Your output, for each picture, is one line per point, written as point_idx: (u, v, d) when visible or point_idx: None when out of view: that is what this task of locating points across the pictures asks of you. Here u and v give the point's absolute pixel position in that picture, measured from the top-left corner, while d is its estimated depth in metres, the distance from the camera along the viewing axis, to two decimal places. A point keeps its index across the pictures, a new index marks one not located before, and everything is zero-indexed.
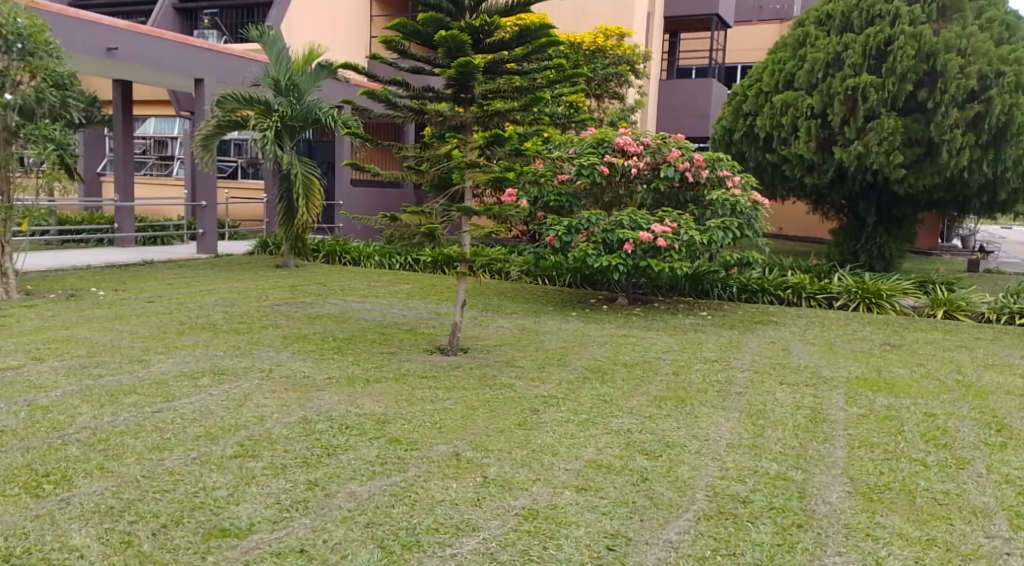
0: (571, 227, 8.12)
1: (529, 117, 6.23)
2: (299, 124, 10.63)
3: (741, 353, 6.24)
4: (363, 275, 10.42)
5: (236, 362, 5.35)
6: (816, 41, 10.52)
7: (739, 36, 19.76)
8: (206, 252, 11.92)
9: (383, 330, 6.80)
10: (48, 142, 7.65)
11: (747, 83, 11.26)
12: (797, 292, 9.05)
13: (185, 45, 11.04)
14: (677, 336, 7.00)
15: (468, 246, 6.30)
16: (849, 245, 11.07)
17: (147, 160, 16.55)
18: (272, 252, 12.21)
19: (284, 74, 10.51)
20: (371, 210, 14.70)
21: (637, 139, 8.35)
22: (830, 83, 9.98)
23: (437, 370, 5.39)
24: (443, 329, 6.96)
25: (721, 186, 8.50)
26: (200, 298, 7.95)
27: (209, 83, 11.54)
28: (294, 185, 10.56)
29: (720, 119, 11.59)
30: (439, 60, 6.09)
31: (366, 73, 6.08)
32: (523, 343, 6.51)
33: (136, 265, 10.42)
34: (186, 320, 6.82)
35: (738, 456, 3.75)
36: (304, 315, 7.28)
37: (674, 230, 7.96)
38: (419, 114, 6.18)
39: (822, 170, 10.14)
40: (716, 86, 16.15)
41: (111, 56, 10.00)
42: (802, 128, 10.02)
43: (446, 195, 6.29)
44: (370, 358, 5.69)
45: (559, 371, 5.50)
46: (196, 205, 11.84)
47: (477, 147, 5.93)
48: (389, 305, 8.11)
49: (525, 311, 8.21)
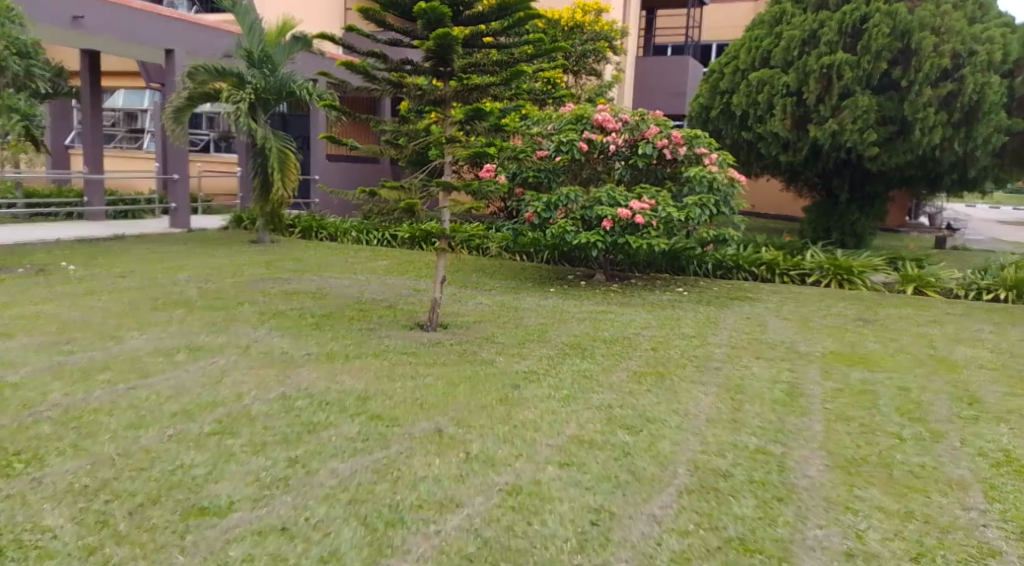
0: (550, 204, 8.10)
1: (508, 92, 6.16)
2: (273, 97, 10.44)
3: (718, 329, 6.28)
4: (340, 251, 10.32)
5: (212, 339, 5.27)
6: (793, 18, 10.52)
7: (714, 13, 19.74)
8: (179, 227, 11.73)
9: (362, 306, 6.75)
10: (14, 113, 7.52)
11: (724, 60, 11.27)
12: (771, 269, 9.12)
13: (154, 15, 10.76)
14: (655, 312, 7.03)
15: (447, 222, 6.23)
16: (822, 221, 11.17)
17: (116, 133, 16.21)
18: (246, 227, 12.04)
19: (257, 46, 10.29)
20: (347, 184, 14.54)
21: (616, 115, 8.33)
22: (807, 60, 9.99)
23: (417, 346, 5.35)
24: (422, 304, 6.92)
25: (699, 163, 8.45)
26: (173, 274, 7.82)
27: (180, 55, 11.26)
28: (268, 160, 10.38)
29: (697, 96, 11.60)
30: (417, 32, 5.98)
31: (342, 45, 5.96)
32: (502, 319, 6.50)
33: (106, 240, 10.22)
34: (159, 296, 6.70)
35: (718, 430, 3.76)
36: (280, 291, 7.20)
37: (652, 207, 7.96)
38: (397, 88, 6.08)
39: (798, 147, 10.17)
40: (693, 63, 16.15)
41: (77, 25, 9.70)
42: (779, 105, 10.02)
43: (425, 171, 6.22)
44: (349, 334, 5.64)
45: (538, 347, 5.49)
46: (167, 178, 11.62)
47: (456, 122, 5.88)
48: (366, 281, 8.04)
49: (504, 287, 8.18)
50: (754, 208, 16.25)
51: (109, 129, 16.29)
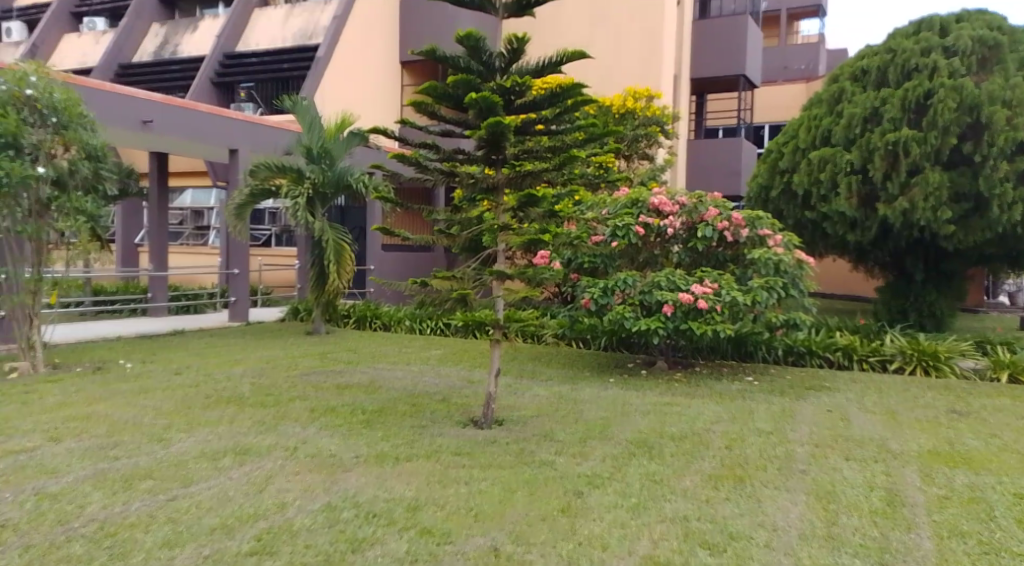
0: (607, 289, 7.81)
1: (562, 177, 6.04)
2: (330, 191, 10.57)
3: (796, 423, 5.81)
4: (394, 340, 10.17)
5: (260, 440, 5.05)
6: (853, 96, 10.28)
7: (766, 95, 19.67)
8: (238, 319, 11.77)
9: (414, 399, 6.49)
10: (80, 215, 7.63)
11: (783, 140, 11.06)
12: (847, 354, 8.60)
13: (220, 116, 11.11)
14: (725, 404, 6.58)
15: (502, 311, 5.95)
16: (897, 302, 10.62)
17: (184, 231, 16.66)
18: (303, 318, 12.04)
19: (316, 142, 10.51)
20: (401, 274, 14.56)
21: (672, 198, 8.09)
22: (871, 137, 9.68)
23: (472, 446, 5.02)
24: (477, 397, 6.64)
25: (762, 245, 8.11)
26: (226, 368, 7.72)
27: (243, 153, 11.56)
28: (324, 251, 10.43)
29: (756, 176, 11.34)
30: (470, 121, 5.90)
31: (396, 137, 5.91)
32: (562, 412, 6.15)
33: (165, 334, 10.28)
34: (211, 393, 6.56)
35: (813, 550, 3.41)
36: (332, 385, 6.99)
37: (715, 291, 7.60)
38: (449, 177, 6.01)
39: (866, 227, 9.74)
40: (746, 144, 15.98)
41: (146, 128, 10.05)
42: (843, 183, 9.68)
43: (478, 259, 6.04)
44: (401, 432, 5.35)
45: (601, 446, 5.11)
46: (227, 271, 11.78)
47: (510, 210, 5.79)
48: (420, 372, 7.80)
49: (561, 377, 7.84)
50: (827, 290, 15.70)
51: (178, 227, 16.75)
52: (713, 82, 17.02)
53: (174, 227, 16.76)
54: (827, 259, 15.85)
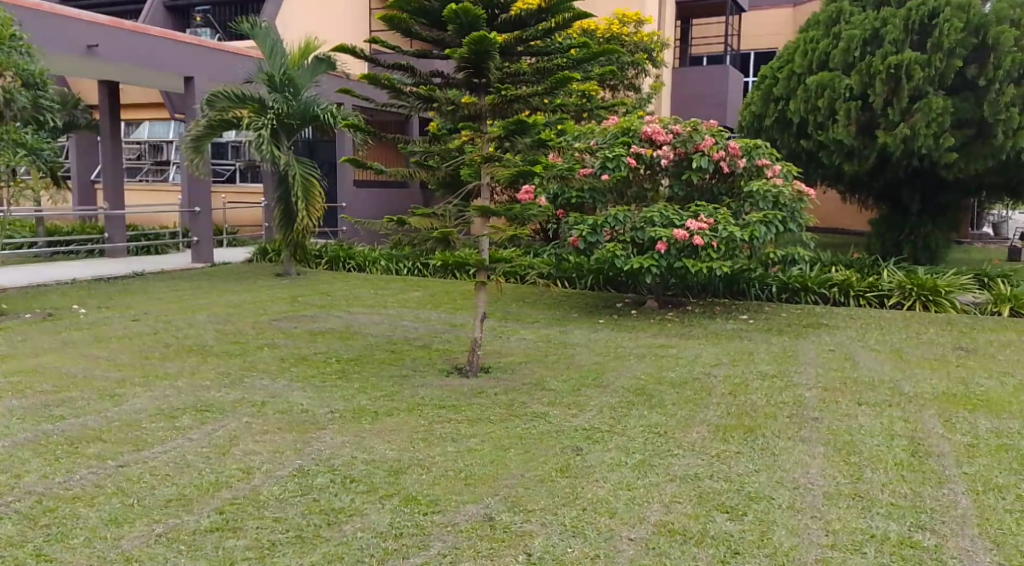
0: (596, 226, 7.35)
1: (553, 103, 5.48)
2: (297, 122, 9.91)
3: (802, 366, 5.48)
4: (370, 282, 9.69)
5: (224, 395, 4.60)
6: (851, 18, 9.73)
7: (753, 23, 18.93)
8: (202, 261, 11.16)
9: (393, 347, 6.07)
10: (20, 147, 7.03)
11: (778, 65, 10.51)
12: (843, 290, 8.29)
13: (173, 41, 10.31)
14: (722, 345, 6.24)
15: (486, 251, 5.54)
16: (890, 236, 10.31)
17: (143, 166, 15.82)
18: (272, 259, 11.49)
19: (279, 70, 9.78)
20: (375, 211, 14.03)
21: (666, 127, 7.61)
22: (871, 61, 9.17)
23: (456, 399, 4.60)
24: (461, 343, 6.24)
25: (759, 176, 7.70)
26: (189, 315, 7.21)
27: (200, 81, 10.80)
28: (292, 189, 9.84)
29: (747, 104, 10.82)
30: (448, 39, 5.30)
31: (365, 58, 5.30)
32: (551, 358, 5.76)
33: (125, 278, 9.68)
34: (172, 343, 6.08)
35: (843, 512, 3.03)
36: (304, 332, 6.54)
37: (711, 227, 7.18)
38: (426, 103, 5.44)
39: (863, 157, 9.32)
40: (732, 72, 15.37)
41: (92, 54, 9.30)
42: (841, 111, 9.21)
43: (459, 195, 5.56)
44: (379, 384, 4.93)
45: (597, 395, 4.73)
46: (188, 210, 11.13)
47: (494, 138, 5.21)
48: (398, 316, 7.36)
49: (548, 319, 7.44)
50: (821, 226, 15.30)
51: (135, 162, 15.88)
52: (699, 7, 16.27)
53: (131, 161, 15.91)
54: (819, 195, 15.45)
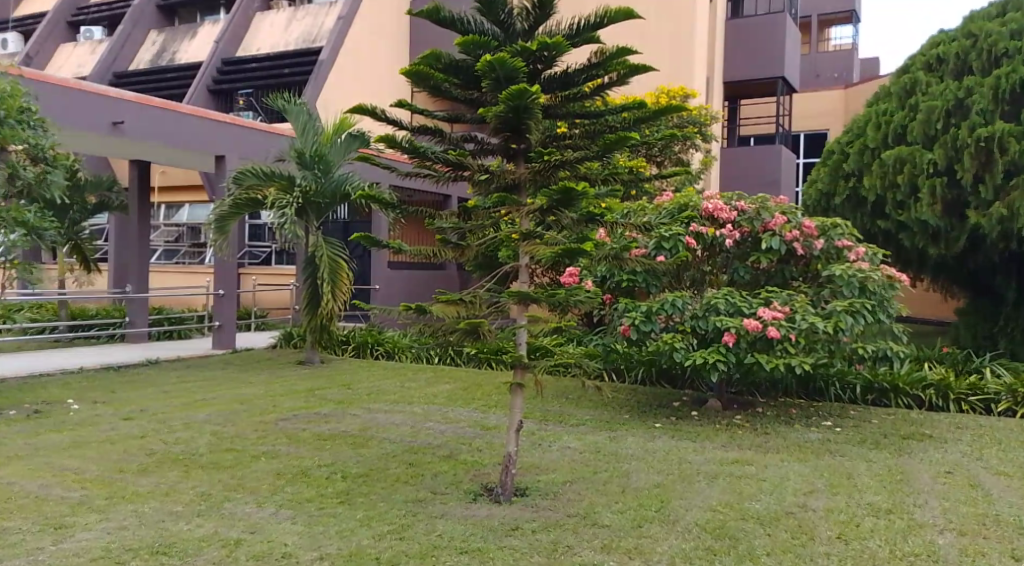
0: (650, 313, 6.36)
1: (604, 170, 4.68)
2: (325, 200, 9.27)
3: (919, 498, 4.40)
4: (398, 372, 8.81)
5: (193, 529, 3.68)
6: (928, 88, 8.91)
7: (802, 102, 18.15)
8: (223, 347, 10.39)
9: (413, 456, 5.12)
10: (20, 227, 6.12)
11: (847, 139, 9.64)
12: (941, 392, 7.17)
13: (204, 119, 9.88)
14: (811, 463, 5.15)
15: (524, 345, 4.59)
16: (981, 327, 9.16)
17: (180, 248, 15.26)
18: (297, 345, 10.73)
19: (309, 145, 9.21)
20: (410, 294, 13.31)
21: (730, 203, 6.75)
22: (956, 133, 8.28)
23: (485, 537, 3.62)
24: (494, 453, 5.26)
25: (840, 259, 6.68)
26: (189, 412, 6.37)
27: (230, 160, 10.32)
28: (319, 270, 9.13)
29: (813, 181, 9.92)
30: (484, 99, 4.56)
31: (387, 120, 4.54)
32: (601, 476, 4.74)
33: (136, 367, 8.92)
34: (157, 450, 5.20)
35: None
36: (311, 436, 5.61)
37: (787, 316, 6.15)
38: (457, 170, 4.64)
39: (950, 239, 8.29)
40: (787, 152, 14.59)
41: (117, 131, 8.85)
42: (924, 187, 8.27)
43: (494, 278, 4.70)
44: (390, 512, 3.97)
45: (664, 536, 3.70)
46: (213, 293, 10.45)
47: (534, 211, 4.33)
48: (423, 416, 6.41)
49: (595, 421, 6.41)
50: (913, 314, 14.04)
51: (173, 244, 15.40)
52: (749, 86, 15.64)
53: (169, 244, 15.40)
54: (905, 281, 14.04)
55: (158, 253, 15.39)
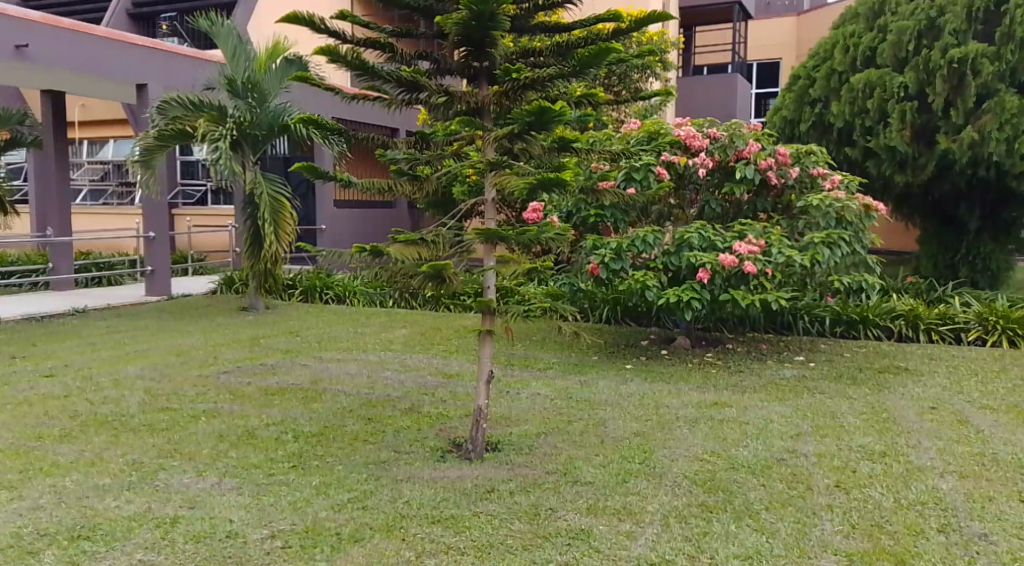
0: (619, 250, 5.96)
1: (576, 91, 4.17)
2: (262, 133, 8.53)
3: (911, 438, 4.18)
4: (349, 317, 8.30)
5: (121, 507, 3.21)
6: (898, 8, 8.58)
7: (755, 31, 17.71)
8: (157, 294, 9.70)
9: (371, 411, 4.68)
10: None
11: (812, 63, 9.27)
12: (911, 323, 7.03)
13: (120, 44, 8.96)
14: (792, 404, 4.90)
15: (491, 289, 4.14)
16: (944, 256, 9.05)
17: (107, 187, 14.24)
18: (239, 291, 10.10)
19: (242, 73, 8.42)
20: (358, 234, 12.69)
21: (701, 130, 6.36)
22: (928, 55, 8.00)
23: (457, 503, 3.24)
24: (458, 404, 4.86)
25: (815, 188, 6.38)
26: (119, 368, 5.80)
27: (154, 89, 9.43)
28: (259, 210, 8.47)
29: (778, 108, 9.55)
30: (442, 9, 4.00)
31: (329, 32, 3.93)
32: (577, 426, 4.40)
33: (61, 318, 8.22)
34: (82, 412, 4.66)
35: None
36: (258, 391, 5.12)
37: (763, 250, 5.83)
38: (411, 91, 4.08)
39: (918, 166, 8.08)
40: (743, 80, 14.18)
41: (21, 55, 7.92)
42: (894, 113, 8.00)
43: (456, 214, 4.21)
44: (350, 476, 3.55)
45: (654, 492, 3.38)
46: (142, 235, 9.67)
47: (501, 137, 3.82)
48: (380, 365, 5.97)
49: (562, 365, 6.07)
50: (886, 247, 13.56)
51: (99, 183, 14.36)
52: (703, 12, 15.06)
53: (94, 183, 14.38)
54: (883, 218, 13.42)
55: (84, 193, 14.37)
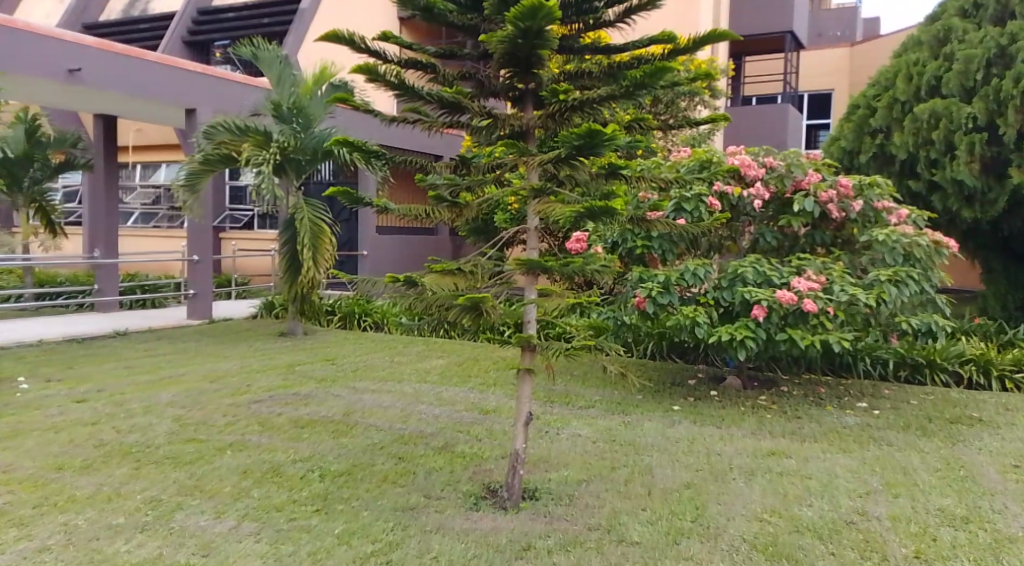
0: (669, 284, 5.65)
1: (628, 116, 3.91)
2: (305, 157, 8.44)
3: (996, 501, 3.76)
4: (387, 345, 8.10)
5: (131, 551, 3.00)
6: (965, 36, 8.19)
7: (806, 62, 17.29)
8: (198, 317, 9.65)
9: (403, 448, 4.43)
10: None
11: (872, 92, 8.89)
12: (983, 368, 6.55)
13: (172, 68, 9.02)
14: (858, 456, 4.50)
15: (533, 324, 3.87)
16: (1015, 296, 8.51)
17: (157, 209, 14.39)
18: (278, 315, 10.01)
19: (287, 96, 8.37)
20: (400, 260, 12.58)
21: (756, 160, 6.06)
22: (999, 84, 7.58)
23: (490, 562, 2.95)
24: (495, 444, 4.58)
25: (879, 223, 6.00)
26: (151, 394, 5.66)
27: (203, 113, 9.47)
28: (299, 234, 8.37)
29: (835, 138, 9.16)
30: (486, 27, 3.80)
31: (368, 51, 3.75)
32: (621, 473, 4.08)
33: (101, 339, 8.18)
34: (106, 441, 4.49)
35: None
36: (287, 423, 4.91)
37: (824, 286, 5.46)
38: (453, 113, 3.87)
39: (988, 201, 7.63)
40: (795, 110, 13.79)
41: (73, 78, 7.99)
42: (962, 144, 7.58)
43: (497, 243, 3.97)
44: (376, 523, 3.29)
45: (709, 557, 3.04)
46: (186, 258, 9.65)
47: (546, 161, 3.57)
48: (415, 397, 5.72)
49: (607, 403, 5.75)
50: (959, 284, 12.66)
51: (151, 207, 14.54)
52: (754, 41, 14.74)
53: (146, 206, 14.57)
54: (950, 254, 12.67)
55: (135, 216, 14.57)
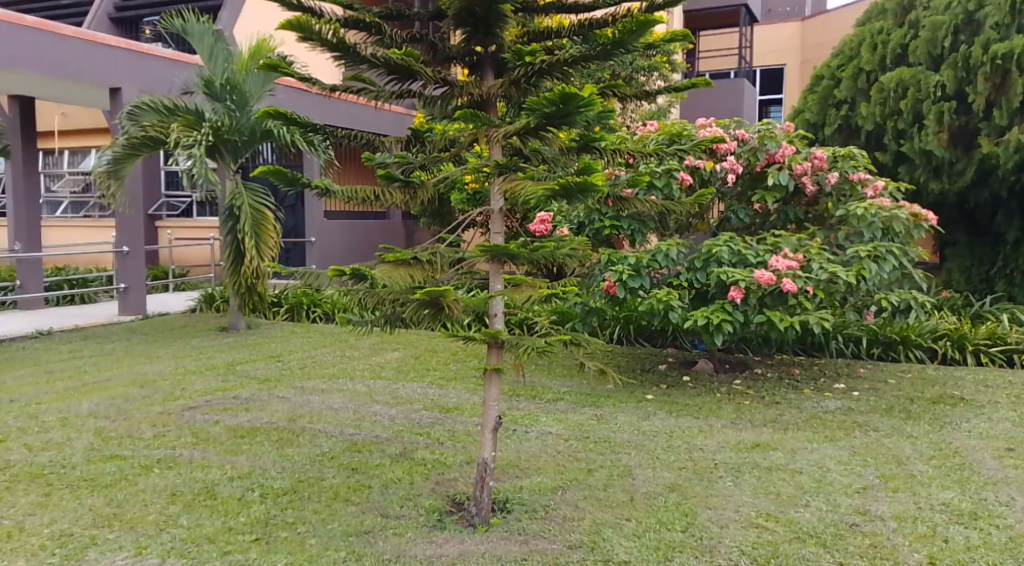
0: (639, 266, 5.29)
1: (598, 83, 3.49)
2: (242, 138, 7.83)
3: (1001, 492, 3.50)
4: (337, 338, 7.61)
5: None
6: (930, 3, 8.00)
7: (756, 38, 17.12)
8: (130, 312, 9.00)
9: (355, 457, 3.98)
10: None
11: (836, 63, 8.68)
12: (958, 345, 6.36)
13: (92, 43, 8.28)
14: (847, 445, 4.21)
15: (498, 318, 3.44)
16: (980, 268, 8.40)
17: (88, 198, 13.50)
18: (219, 308, 9.41)
19: (221, 72, 7.73)
20: (349, 246, 12.03)
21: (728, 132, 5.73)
22: (967, 52, 7.40)
23: None
24: (457, 448, 4.17)
25: (854, 196, 5.72)
26: (73, 403, 5.10)
27: (129, 92, 8.75)
28: (239, 221, 7.78)
29: (799, 111, 8.94)
30: None
31: (302, 8, 3.24)
32: (598, 476, 3.71)
33: (21, 340, 7.50)
34: (14, 461, 3.94)
35: None
36: (225, 432, 4.42)
37: (802, 265, 5.14)
38: (403, 80, 3.40)
39: (955, 172, 7.46)
40: (751, 84, 13.60)
41: None
42: (930, 114, 7.42)
43: (457, 228, 3.53)
44: (323, 555, 2.84)
45: None
46: (116, 249, 8.96)
47: (511, 134, 3.13)
48: (369, 396, 5.27)
49: (574, 394, 5.38)
50: None
51: (80, 195, 13.65)
52: (707, 15, 14.48)
53: (75, 194, 13.68)
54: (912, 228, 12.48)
55: (65, 205, 13.73)
